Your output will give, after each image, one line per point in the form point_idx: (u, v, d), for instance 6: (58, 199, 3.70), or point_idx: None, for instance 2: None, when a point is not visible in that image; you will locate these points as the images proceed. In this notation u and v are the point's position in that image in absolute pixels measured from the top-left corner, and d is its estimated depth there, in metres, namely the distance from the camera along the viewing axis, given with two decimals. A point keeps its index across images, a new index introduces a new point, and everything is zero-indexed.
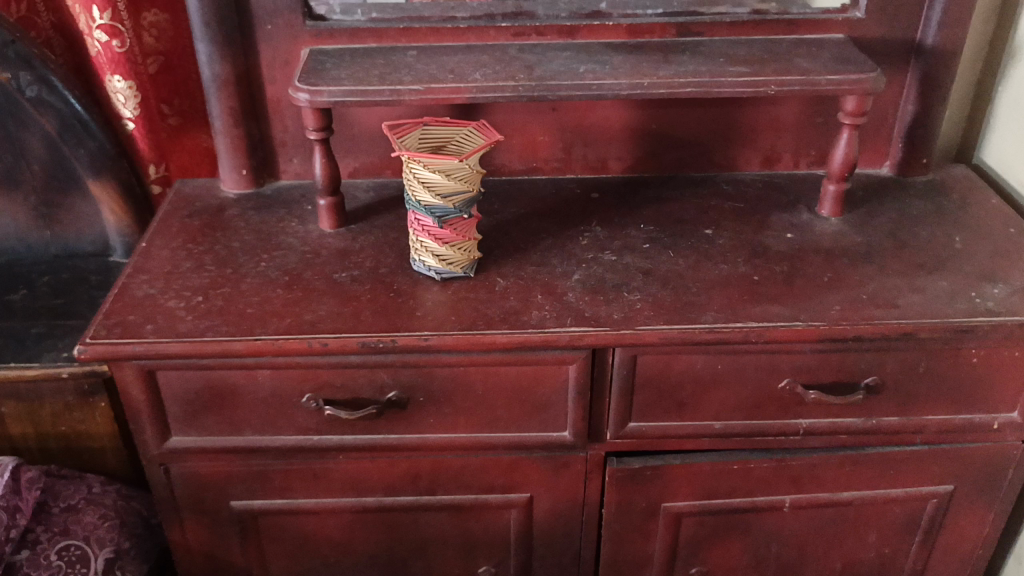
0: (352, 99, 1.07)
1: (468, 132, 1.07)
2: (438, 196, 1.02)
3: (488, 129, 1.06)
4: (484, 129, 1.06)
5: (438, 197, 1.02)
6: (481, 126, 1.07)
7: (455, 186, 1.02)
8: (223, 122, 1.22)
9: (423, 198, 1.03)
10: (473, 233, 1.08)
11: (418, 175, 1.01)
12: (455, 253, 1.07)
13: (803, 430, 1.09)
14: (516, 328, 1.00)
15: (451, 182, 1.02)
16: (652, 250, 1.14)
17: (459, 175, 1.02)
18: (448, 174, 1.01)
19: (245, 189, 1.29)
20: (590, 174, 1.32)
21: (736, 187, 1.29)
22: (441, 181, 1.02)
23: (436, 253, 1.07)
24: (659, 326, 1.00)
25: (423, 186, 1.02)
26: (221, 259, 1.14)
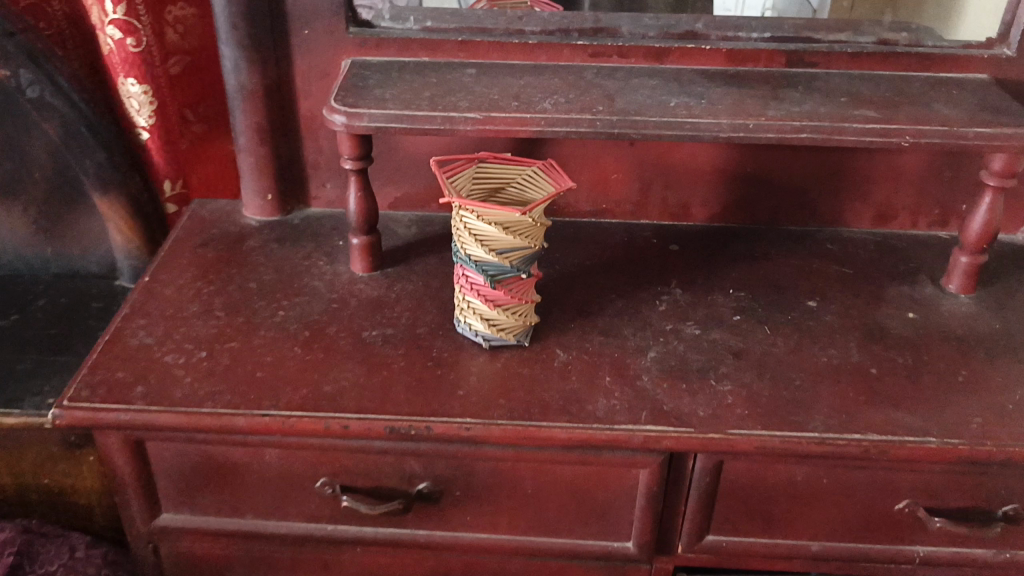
0: (396, 126, 0.89)
1: (532, 173, 0.88)
2: (492, 251, 0.84)
3: (558, 172, 0.87)
4: (553, 173, 0.87)
5: (493, 253, 0.84)
6: (548, 167, 0.88)
7: (513, 241, 0.84)
8: (248, 139, 1.05)
9: (473, 253, 0.84)
10: (531, 296, 0.90)
11: (470, 225, 0.83)
12: (509, 318, 0.89)
13: (920, 559, 0.90)
14: (579, 422, 0.82)
15: (509, 237, 0.83)
16: (744, 325, 0.95)
17: (520, 228, 0.83)
18: (506, 227, 0.83)
19: (270, 216, 1.12)
20: (669, 221, 1.13)
21: (841, 247, 1.09)
22: (497, 235, 0.83)
23: (486, 317, 0.89)
24: (757, 432, 0.81)
25: (475, 239, 0.83)
26: (234, 303, 0.97)
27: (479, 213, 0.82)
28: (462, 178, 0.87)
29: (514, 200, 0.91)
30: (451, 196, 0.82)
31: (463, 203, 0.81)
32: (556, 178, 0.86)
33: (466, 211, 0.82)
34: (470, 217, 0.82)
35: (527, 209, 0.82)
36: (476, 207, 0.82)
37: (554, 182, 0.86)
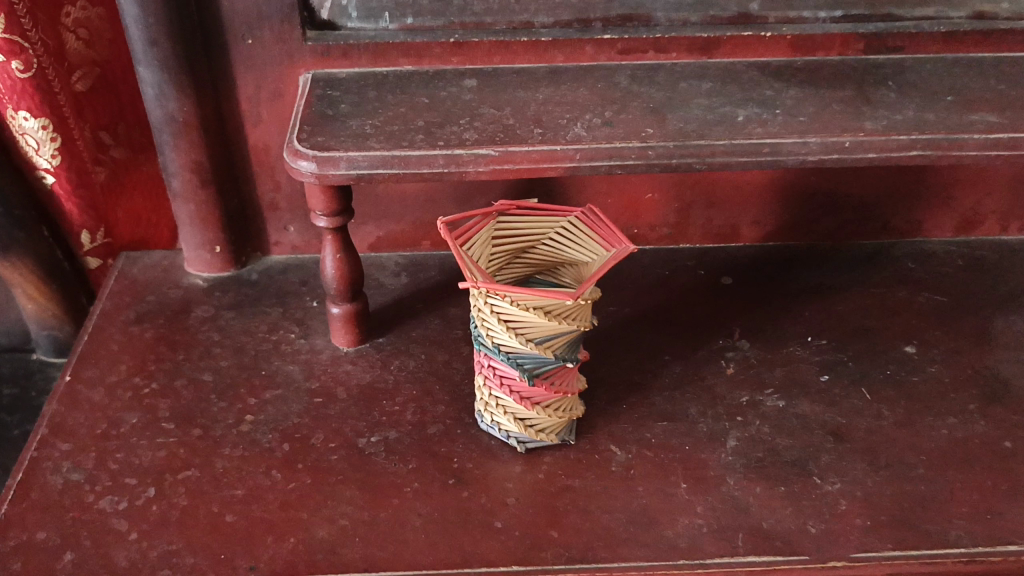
0: (383, 172, 0.67)
1: (574, 227, 0.67)
2: (528, 342, 0.63)
3: (608, 228, 0.65)
4: (601, 229, 0.65)
5: (528, 344, 0.64)
6: (593, 219, 0.66)
7: (557, 327, 0.63)
8: (184, 182, 0.82)
9: (503, 341, 0.65)
10: (577, 386, 0.69)
11: (500, 311, 0.62)
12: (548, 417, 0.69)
13: None
14: (660, 559, 0.63)
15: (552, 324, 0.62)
16: (836, 390, 0.76)
17: (566, 311, 0.63)
18: (548, 313, 0.62)
19: (220, 271, 0.90)
20: (713, 244, 0.92)
21: (925, 266, 0.90)
22: (535, 322, 0.62)
23: (520, 416, 0.69)
24: (890, 554, 0.63)
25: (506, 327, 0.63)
26: (186, 407, 0.75)
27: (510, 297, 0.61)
28: (482, 240, 0.65)
29: (550, 259, 0.70)
30: (472, 276, 0.61)
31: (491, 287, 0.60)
32: (609, 237, 0.64)
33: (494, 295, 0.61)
34: (498, 301, 0.62)
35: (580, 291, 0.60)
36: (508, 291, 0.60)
37: (605, 242, 0.65)
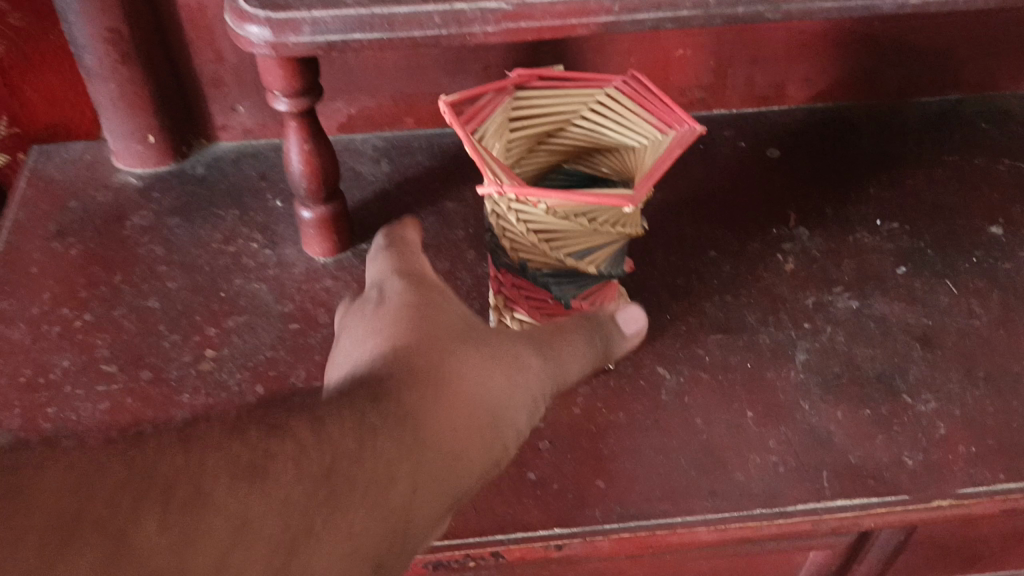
0: (362, 37, 0.50)
1: (613, 99, 0.52)
2: (567, 258, 0.49)
3: (661, 102, 0.51)
4: (651, 100, 0.51)
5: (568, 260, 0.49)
6: (637, 89, 0.52)
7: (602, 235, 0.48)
8: (99, 56, 0.64)
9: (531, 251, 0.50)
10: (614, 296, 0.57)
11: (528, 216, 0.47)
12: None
13: None
14: (732, 510, 0.52)
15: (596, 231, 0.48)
16: (916, 284, 0.64)
17: (614, 215, 0.48)
18: (592, 219, 0.47)
19: (157, 165, 0.73)
20: (755, 108, 0.78)
21: (1002, 127, 0.77)
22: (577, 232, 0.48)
23: None
24: (1003, 488, 0.53)
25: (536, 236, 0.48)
26: (131, 344, 0.60)
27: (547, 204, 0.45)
28: (500, 125, 0.50)
29: (581, 142, 0.55)
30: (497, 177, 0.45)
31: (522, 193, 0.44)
32: (661, 111, 0.50)
33: (524, 200, 0.46)
34: (528, 206, 0.46)
35: (642, 194, 0.44)
36: (545, 197, 0.44)
37: (656, 118, 0.50)
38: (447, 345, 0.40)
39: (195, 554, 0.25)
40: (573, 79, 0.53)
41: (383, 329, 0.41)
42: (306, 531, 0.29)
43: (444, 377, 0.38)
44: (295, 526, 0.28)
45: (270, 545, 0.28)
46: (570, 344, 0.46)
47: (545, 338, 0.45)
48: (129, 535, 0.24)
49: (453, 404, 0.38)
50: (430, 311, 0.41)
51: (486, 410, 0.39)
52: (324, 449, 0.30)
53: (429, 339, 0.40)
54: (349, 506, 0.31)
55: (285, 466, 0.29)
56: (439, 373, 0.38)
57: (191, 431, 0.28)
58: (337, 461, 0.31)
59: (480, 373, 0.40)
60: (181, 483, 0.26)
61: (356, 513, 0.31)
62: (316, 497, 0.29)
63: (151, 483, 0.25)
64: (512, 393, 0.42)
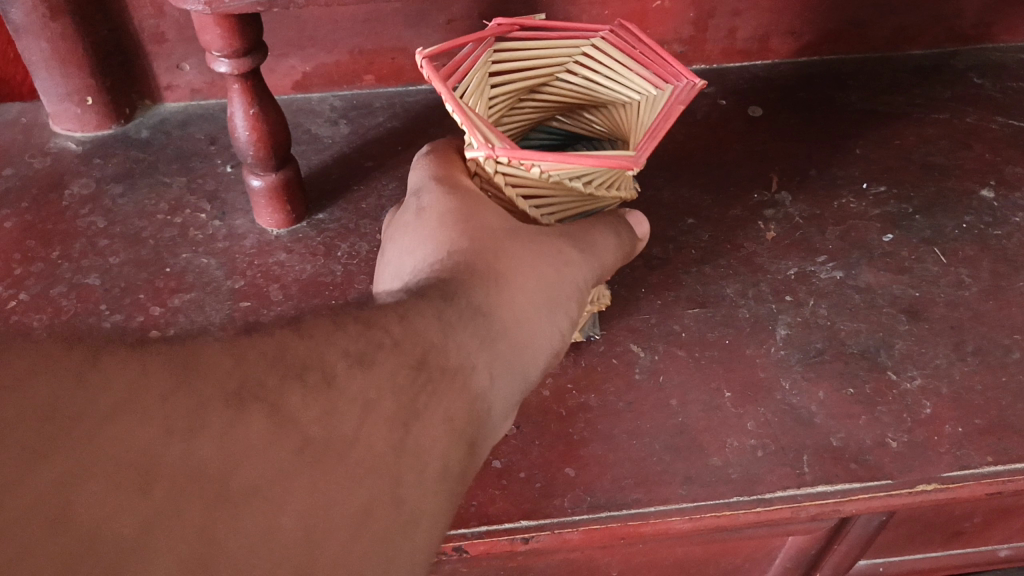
0: None
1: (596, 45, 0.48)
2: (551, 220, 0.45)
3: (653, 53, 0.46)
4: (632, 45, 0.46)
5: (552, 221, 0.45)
6: (625, 39, 0.47)
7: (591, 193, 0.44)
8: (25, 9, 0.58)
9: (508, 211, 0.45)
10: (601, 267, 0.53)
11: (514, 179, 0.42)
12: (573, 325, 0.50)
13: None
14: (707, 499, 0.49)
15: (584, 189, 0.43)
16: (903, 252, 0.61)
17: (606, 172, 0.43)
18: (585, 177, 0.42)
19: (98, 128, 0.68)
20: (738, 62, 0.74)
21: (997, 81, 0.73)
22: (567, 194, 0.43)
23: None
24: (991, 471, 0.50)
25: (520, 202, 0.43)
26: (69, 324, 0.56)
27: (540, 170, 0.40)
28: (479, 80, 0.45)
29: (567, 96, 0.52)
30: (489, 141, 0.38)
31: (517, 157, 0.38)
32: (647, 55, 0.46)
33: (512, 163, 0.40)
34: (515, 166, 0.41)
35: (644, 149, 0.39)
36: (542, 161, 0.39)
37: (649, 71, 0.46)
38: (504, 235, 0.40)
39: (333, 427, 0.26)
40: (556, 28, 0.48)
41: (435, 226, 0.41)
42: (411, 412, 0.30)
43: (509, 260, 0.39)
44: (394, 410, 0.29)
45: (388, 423, 0.28)
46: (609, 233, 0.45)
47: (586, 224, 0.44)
48: (277, 407, 0.25)
49: (519, 283, 0.39)
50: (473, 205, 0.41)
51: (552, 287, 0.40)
52: (401, 343, 0.31)
53: (490, 232, 0.40)
54: (439, 390, 0.32)
55: (385, 357, 0.30)
56: (508, 259, 0.39)
57: (305, 324, 0.28)
58: (420, 345, 0.32)
59: (541, 262, 0.40)
60: (314, 367, 0.27)
61: (442, 394, 0.32)
62: (409, 381, 0.30)
63: (285, 361, 0.26)
64: (572, 271, 0.42)
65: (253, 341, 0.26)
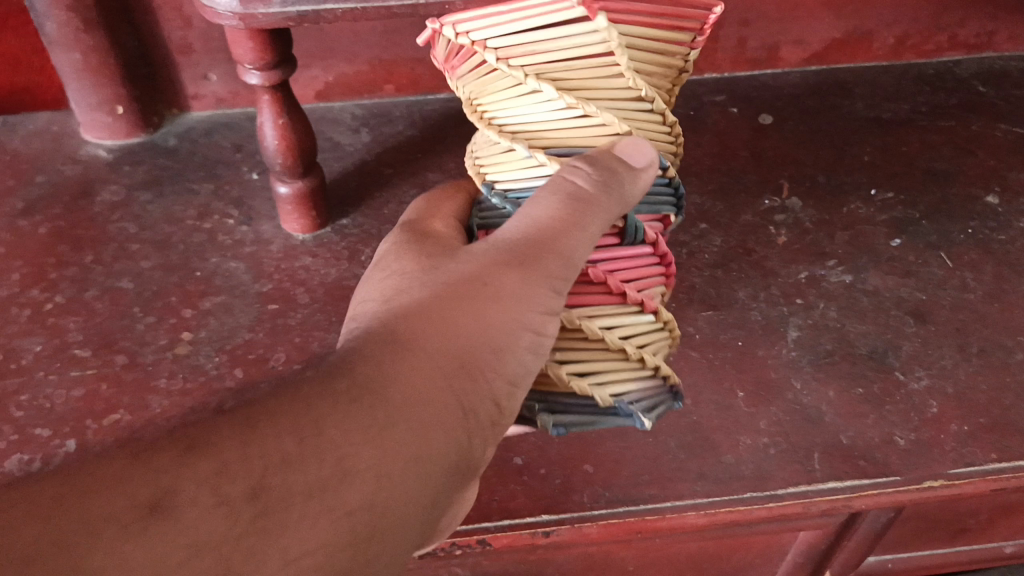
0: (336, 6, 0.48)
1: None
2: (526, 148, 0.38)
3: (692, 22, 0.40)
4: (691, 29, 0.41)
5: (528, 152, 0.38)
6: None
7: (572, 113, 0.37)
8: (61, 22, 0.60)
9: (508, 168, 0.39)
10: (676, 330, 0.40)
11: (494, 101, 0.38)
12: (621, 362, 0.37)
13: None
14: (722, 495, 0.50)
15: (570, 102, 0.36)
16: (910, 256, 0.63)
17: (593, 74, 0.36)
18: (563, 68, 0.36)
19: (127, 137, 0.70)
20: (746, 71, 0.76)
21: (999, 89, 0.75)
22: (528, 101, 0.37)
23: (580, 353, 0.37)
24: (995, 468, 0.52)
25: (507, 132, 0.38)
26: (102, 326, 0.58)
27: (492, 46, 0.36)
28: None
29: None
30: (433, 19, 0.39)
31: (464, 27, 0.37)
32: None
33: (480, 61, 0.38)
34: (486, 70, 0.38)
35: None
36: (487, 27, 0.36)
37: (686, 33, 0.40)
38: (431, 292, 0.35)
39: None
40: None
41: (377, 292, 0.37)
42: (260, 542, 0.26)
43: (410, 323, 0.33)
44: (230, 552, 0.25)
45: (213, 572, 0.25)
46: (588, 197, 0.35)
47: (555, 187, 0.35)
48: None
49: (418, 351, 0.33)
50: (419, 267, 0.37)
51: (473, 338, 0.34)
52: (258, 457, 0.27)
53: (406, 292, 0.36)
54: (312, 510, 0.27)
55: (227, 480, 0.26)
56: (419, 323, 0.34)
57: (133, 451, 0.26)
58: (279, 459, 0.27)
59: (470, 320, 0.34)
60: (122, 516, 0.24)
61: (307, 511, 0.27)
62: (252, 517, 0.26)
63: (79, 518, 0.24)
64: (511, 298, 0.35)
65: (89, 470, 0.25)
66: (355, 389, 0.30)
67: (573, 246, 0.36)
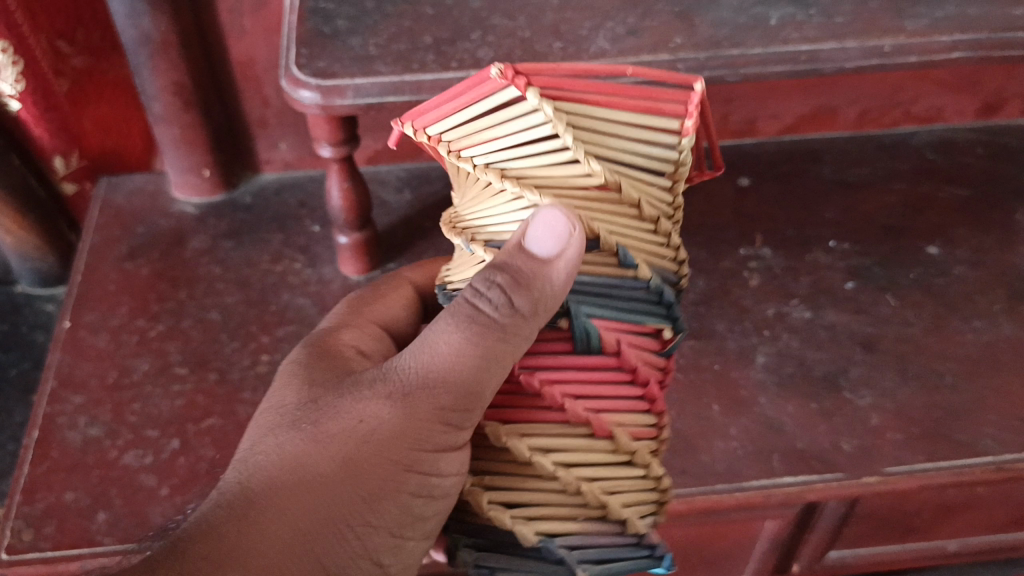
0: (395, 100, 0.62)
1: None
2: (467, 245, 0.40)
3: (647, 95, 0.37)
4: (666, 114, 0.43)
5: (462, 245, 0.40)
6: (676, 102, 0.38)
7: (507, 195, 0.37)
8: (166, 105, 0.75)
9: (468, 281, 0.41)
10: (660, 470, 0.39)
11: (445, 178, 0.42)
12: (563, 508, 0.37)
13: None
14: (698, 486, 0.63)
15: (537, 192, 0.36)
16: (862, 297, 0.75)
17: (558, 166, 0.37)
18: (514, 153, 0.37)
19: (211, 194, 0.84)
20: (731, 140, 0.89)
21: (948, 156, 0.87)
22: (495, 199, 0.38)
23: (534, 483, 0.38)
24: (921, 467, 0.64)
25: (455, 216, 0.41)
26: (198, 350, 0.72)
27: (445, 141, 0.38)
28: None
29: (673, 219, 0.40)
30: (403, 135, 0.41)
31: (426, 126, 0.38)
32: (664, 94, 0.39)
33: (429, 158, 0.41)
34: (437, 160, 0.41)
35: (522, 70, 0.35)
36: (443, 121, 0.38)
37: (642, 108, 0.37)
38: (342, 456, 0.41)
39: None
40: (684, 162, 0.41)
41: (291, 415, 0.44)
42: None
43: (284, 477, 0.41)
44: None
45: None
46: (506, 320, 0.38)
47: (466, 316, 0.39)
48: None
49: (288, 512, 0.40)
50: (339, 401, 0.43)
51: (348, 497, 0.41)
52: None
53: (285, 435, 0.43)
54: None
55: None
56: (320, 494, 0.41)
57: None
58: None
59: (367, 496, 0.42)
60: None
61: None
62: None
63: None
64: (388, 440, 0.41)
65: None
66: (221, 539, 0.39)
67: (486, 378, 0.39)
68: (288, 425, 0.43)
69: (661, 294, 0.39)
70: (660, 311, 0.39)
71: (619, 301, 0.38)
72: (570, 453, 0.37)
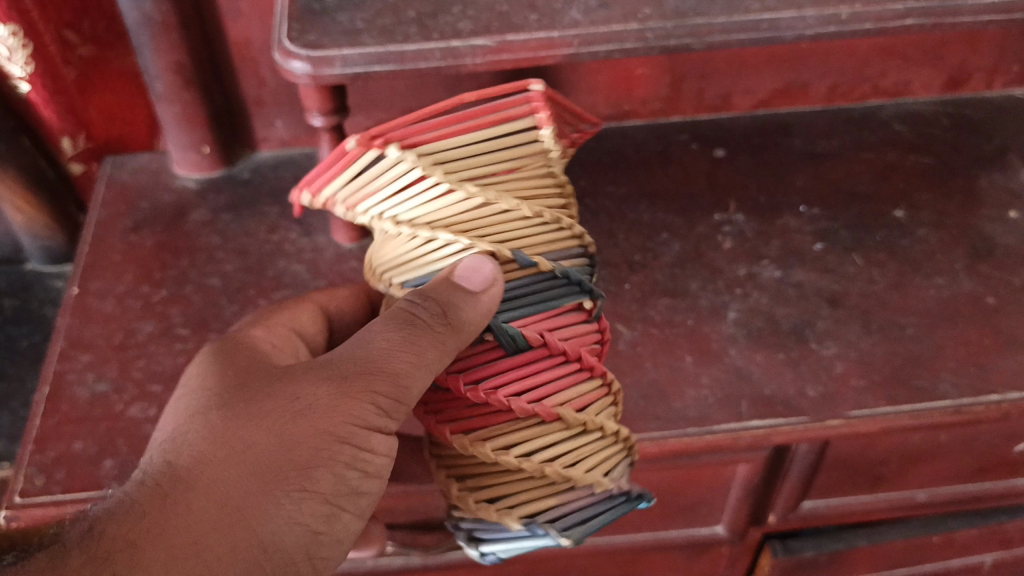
0: (380, 69, 0.66)
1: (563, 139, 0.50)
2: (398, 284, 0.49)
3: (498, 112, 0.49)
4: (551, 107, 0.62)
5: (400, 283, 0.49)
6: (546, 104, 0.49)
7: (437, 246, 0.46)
8: (167, 85, 0.79)
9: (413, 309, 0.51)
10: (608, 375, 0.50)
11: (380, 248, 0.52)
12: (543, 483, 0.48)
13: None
14: (671, 430, 0.67)
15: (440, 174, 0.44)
16: (829, 257, 0.79)
17: (491, 146, 0.46)
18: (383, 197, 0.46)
19: (210, 171, 0.89)
20: (706, 115, 0.94)
21: (915, 127, 0.91)
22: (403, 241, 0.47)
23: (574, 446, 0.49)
24: (882, 410, 0.68)
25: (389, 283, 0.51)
26: (198, 312, 0.76)
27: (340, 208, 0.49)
28: None
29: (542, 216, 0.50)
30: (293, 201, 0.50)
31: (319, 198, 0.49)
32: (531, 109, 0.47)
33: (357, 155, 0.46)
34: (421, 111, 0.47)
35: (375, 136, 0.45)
36: (330, 184, 0.48)
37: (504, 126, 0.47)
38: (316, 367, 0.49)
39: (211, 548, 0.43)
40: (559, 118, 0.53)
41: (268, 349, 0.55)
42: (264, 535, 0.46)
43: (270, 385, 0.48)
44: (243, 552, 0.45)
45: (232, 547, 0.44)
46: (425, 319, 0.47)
47: (396, 316, 0.47)
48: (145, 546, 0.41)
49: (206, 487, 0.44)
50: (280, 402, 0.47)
51: (284, 456, 0.46)
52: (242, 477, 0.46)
53: (204, 423, 0.47)
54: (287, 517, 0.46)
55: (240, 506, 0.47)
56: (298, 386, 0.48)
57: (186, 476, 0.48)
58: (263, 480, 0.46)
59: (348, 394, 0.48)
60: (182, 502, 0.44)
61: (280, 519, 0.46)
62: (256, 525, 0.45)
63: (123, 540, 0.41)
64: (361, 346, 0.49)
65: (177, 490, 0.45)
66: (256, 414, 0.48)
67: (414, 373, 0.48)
68: (214, 396, 0.48)
69: (570, 277, 0.48)
70: (574, 289, 0.49)
71: (529, 292, 0.48)
72: (528, 442, 0.47)
